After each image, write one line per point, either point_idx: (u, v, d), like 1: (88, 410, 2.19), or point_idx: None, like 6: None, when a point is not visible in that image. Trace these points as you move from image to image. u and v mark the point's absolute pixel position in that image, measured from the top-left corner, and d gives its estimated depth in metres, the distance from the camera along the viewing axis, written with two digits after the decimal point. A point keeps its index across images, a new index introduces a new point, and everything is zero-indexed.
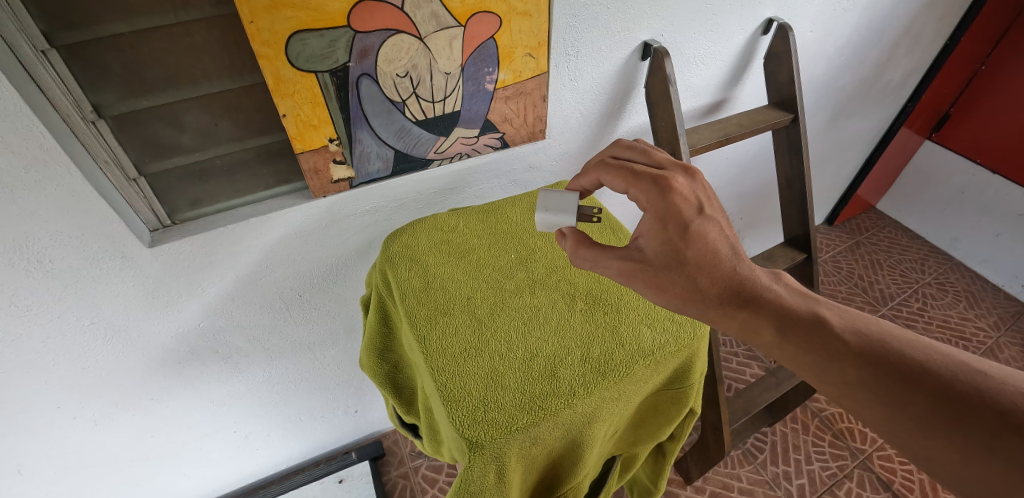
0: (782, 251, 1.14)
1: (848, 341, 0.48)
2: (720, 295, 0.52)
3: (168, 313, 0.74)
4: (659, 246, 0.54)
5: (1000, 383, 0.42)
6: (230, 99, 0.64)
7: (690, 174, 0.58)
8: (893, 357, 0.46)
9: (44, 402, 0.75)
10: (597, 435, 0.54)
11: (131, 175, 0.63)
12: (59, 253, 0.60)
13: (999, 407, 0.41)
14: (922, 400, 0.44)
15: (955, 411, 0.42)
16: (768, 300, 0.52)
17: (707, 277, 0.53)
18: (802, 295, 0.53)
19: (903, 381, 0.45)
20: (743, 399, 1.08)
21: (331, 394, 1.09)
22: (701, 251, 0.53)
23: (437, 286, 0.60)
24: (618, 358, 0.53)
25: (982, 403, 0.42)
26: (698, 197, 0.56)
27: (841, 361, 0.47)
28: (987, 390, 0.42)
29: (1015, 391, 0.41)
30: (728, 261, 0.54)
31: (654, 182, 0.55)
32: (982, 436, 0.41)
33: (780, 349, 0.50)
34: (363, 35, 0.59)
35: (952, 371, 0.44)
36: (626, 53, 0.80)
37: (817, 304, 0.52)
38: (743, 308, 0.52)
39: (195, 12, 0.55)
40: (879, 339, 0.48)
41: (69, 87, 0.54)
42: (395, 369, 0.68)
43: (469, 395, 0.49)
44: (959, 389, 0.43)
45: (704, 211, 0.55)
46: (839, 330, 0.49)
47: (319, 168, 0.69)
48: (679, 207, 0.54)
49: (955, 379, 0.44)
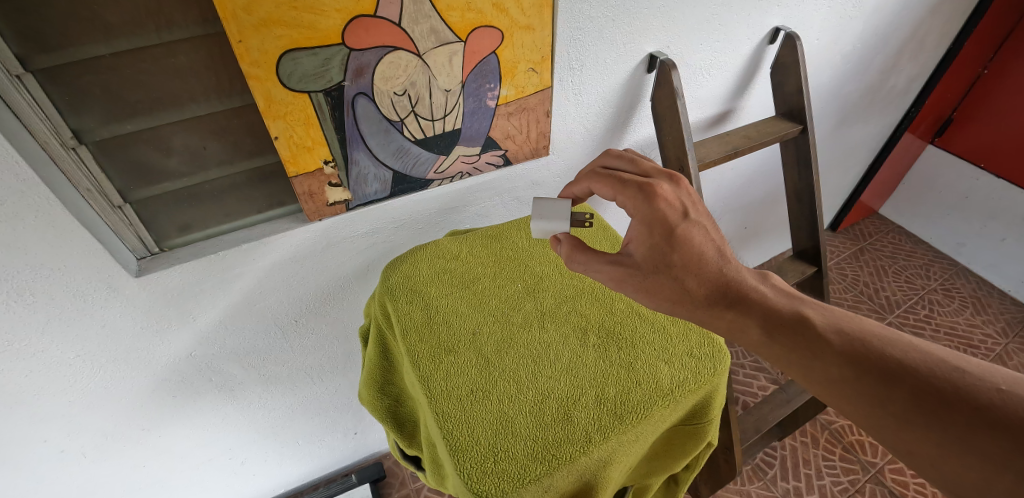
0: (791, 264, 1.12)
1: (832, 341, 0.46)
2: (708, 296, 0.51)
3: (158, 342, 0.71)
4: (646, 250, 0.53)
5: (977, 378, 0.40)
6: (219, 121, 0.60)
7: (675, 181, 0.56)
8: (873, 355, 0.44)
9: (29, 435, 0.71)
10: (612, 478, 0.51)
11: (116, 202, 0.60)
12: (40, 285, 0.57)
13: (976, 403, 0.39)
14: (901, 396, 0.41)
15: (933, 407, 0.40)
16: (758, 299, 0.50)
17: (696, 280, 0.51)
18: (788, 295, 0.51)
19: (882, 378, 0.43)
20: (753, 417, 1.05)
21: (330, 417, 1.05)
22: (686, 250, 0.52)
23: (439, 321, 0.57)
24: (637, 399, 0.50)
25: (959, 398, 0.40)
26: (683, 202, 0.54)
27: (825, 359, 0.45)
28: (965, 385, 0.40)
29: (991, 387, 0.39)
30: (715, 262, 0.52)
31: (637, 187, 0.54)
32: (960, 431, 0.39)
33: (768, 349, 0.48)
34: (357, 52, 0.56)
35: (929, 367, 0.42)
36: (630, 66, 0.77)
37: (803, 304, 0.50)
38: (730, 308, 0.50)
39: (180, 32, 0.53)
40: (861, 337, 0.46)
41: (47, 112, 0.51)
42: (396, 402, 0.65)
43: (478, 444, 0.47)
44: (937, 386, 0.41)
45: (691, 216, 0.53)
46: (822, 330, 0.47)
47: (314, 191, 0.66)
48: (665, 212, 0.52)
49: (933, 375, 0.42)
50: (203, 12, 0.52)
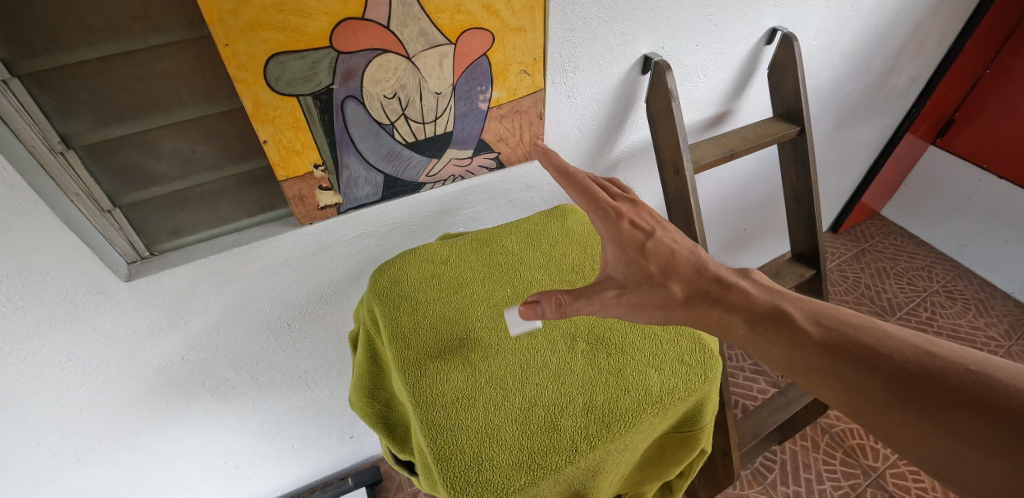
0: (790, 267, 1.11)
1: (811, 332, 0.48)
2: (691, 295, 0.52)
3: (149, 347, 0.71)
4: (624, 268, 0.53)
5: (946, 361, 0.43)
6: (208, 125, 0.60)
7: (634, 203, 0.58)
8: (851, 345, 0.47)
9: (23, 440, 0.71)
10: (602, 484, 0.52)
11: (106, 207, 0.60)
12: (30, 290, 0.57)
13: (947, 384, 0.42)
14: (878, 382, 0.44)
15: (908, 390, 0.43)
16: (738, 298, 0.52)
17: (680, 283, 0.53)
18: (769, 290, 0.53)
19: (859, 366, 0.45)
20: (752, 421, 1.04)
21: (325, 420, 1.05)
22: (661, 260, 0.53)
23: (426, 326, 0.57)
24: (624, 407, 0.49)
25: (930, 380, 0.43)
26: (647, 222, 0.55)
27: (805, 351, 0.47)
28: (935, 368, 0.43)
29: (961, 367, 0.42)
30: (690, 264, 0.54)
31: (602, 208, 0.54)
32: (932, 412, 0.42)
33: (753, 345, 0.50)
34: (346, 55, 0.55)
35: (902, 352, 0.45)
36: (625, 67, 0.77)
37: (783, 299, 0.51)
38: (715, 306, 0.51)
39: (166, 36, 0.52)
40: (838, 327, 0.48)
41: (34, 116, 0.50)
42: (387, 407, 0.64)
43: (463, 452, 0.47)
44: (910, 370, 0.44)
45: (657, 231, 0.54)
46: (802, 322, 0.49)
47: (304, 195, 0.66)
48: (633, 232, 0.53)
49: (905, 360, 0.44)
50: (189, 16, 0.52)
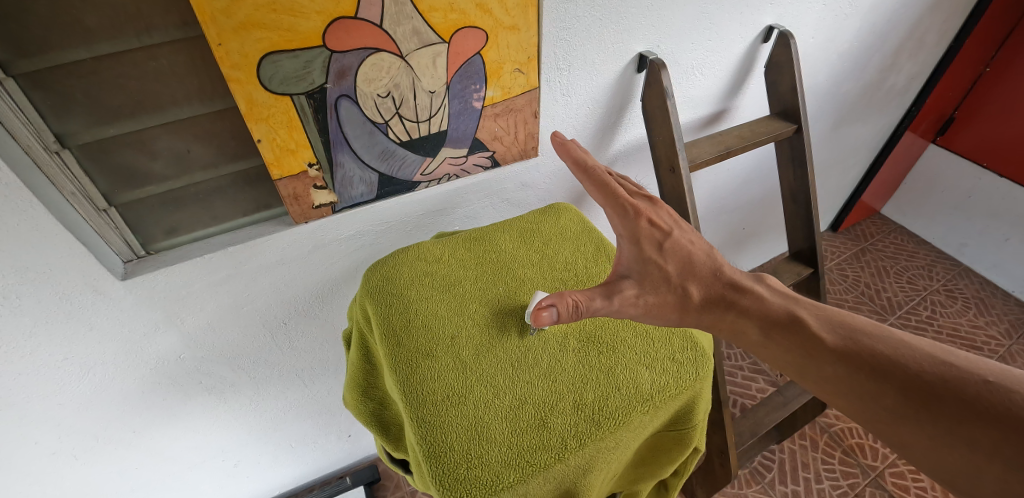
0: (787, 265, 1.10)
1: (825, 339, 0.51)
2: (706, 299, 0.55)
3: (145, 345, 0.71)
4: (640, 266, 0.55)
5: (964, 371, 0.45)
6: (202, 124, 0.60)
7: (651, 200, 0.59)
8: (865, 352, 0.49)
9: (21, 437, 0.71)
10: (593, 484, 0.52)
11: (102, 205, 0.60)
12: (26, 290, 0.57)
13: (964, 395, 0.44)
14: (892, 390, 0.46)
15: (922, 399, 0.45)
16: (752, 302, 0.55)
17: (696, 286, 0.55)
18: (784, 296, 0.56)
19: (874, 375, 0.48)
20: (749, 420, 1.04)
21: (323, 418, 1.05)
22: (679, 262, 0.56)
23: (421, 325, 0.57)
24: (615, 405, 0.50)
25: (946, 391, 0.45)
26: (665, 222, 0.57)
27: (819, 358, 0.50)
28: (952, 379, 0.45)
29: (979, 379, 0.44)
30: (707, 267, 0.57)
31: (621, 206, 0.56)
32: (947, 422, 0.43)
33: (765, 348, 0.53)
34: (339, 55, 0.56)
35: (918, 362, 0.47)
36: (620, 65, 0.77)
37: (797, 305, 0.55)
38: (730, 310, 0.54)
39: (159, 35, 0.52)
40: (853, 336, 0.51)
41: (28, 115, 0.51)
42: (380, 406, 0.64)
43: (452, 449, 0.47)
44: (925, 379, 0.46)
45: (674, 231, 0.56)
46: (816, 329, 0.52)
47: (299, 194, 0.66)
48: (651, 231, 0.55)
49: (920, 369, 0.46)
50: (182, 15, 0.52)
